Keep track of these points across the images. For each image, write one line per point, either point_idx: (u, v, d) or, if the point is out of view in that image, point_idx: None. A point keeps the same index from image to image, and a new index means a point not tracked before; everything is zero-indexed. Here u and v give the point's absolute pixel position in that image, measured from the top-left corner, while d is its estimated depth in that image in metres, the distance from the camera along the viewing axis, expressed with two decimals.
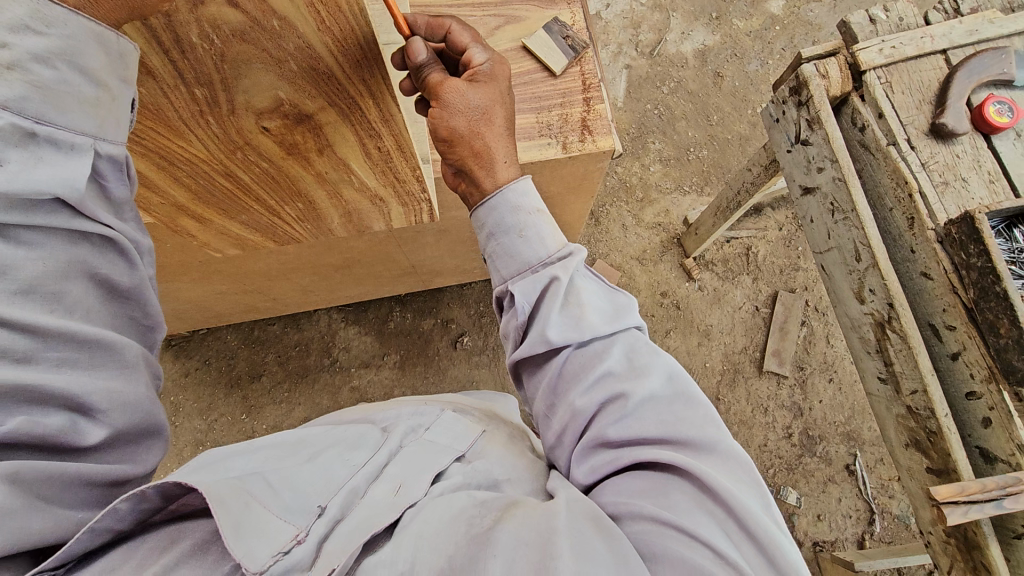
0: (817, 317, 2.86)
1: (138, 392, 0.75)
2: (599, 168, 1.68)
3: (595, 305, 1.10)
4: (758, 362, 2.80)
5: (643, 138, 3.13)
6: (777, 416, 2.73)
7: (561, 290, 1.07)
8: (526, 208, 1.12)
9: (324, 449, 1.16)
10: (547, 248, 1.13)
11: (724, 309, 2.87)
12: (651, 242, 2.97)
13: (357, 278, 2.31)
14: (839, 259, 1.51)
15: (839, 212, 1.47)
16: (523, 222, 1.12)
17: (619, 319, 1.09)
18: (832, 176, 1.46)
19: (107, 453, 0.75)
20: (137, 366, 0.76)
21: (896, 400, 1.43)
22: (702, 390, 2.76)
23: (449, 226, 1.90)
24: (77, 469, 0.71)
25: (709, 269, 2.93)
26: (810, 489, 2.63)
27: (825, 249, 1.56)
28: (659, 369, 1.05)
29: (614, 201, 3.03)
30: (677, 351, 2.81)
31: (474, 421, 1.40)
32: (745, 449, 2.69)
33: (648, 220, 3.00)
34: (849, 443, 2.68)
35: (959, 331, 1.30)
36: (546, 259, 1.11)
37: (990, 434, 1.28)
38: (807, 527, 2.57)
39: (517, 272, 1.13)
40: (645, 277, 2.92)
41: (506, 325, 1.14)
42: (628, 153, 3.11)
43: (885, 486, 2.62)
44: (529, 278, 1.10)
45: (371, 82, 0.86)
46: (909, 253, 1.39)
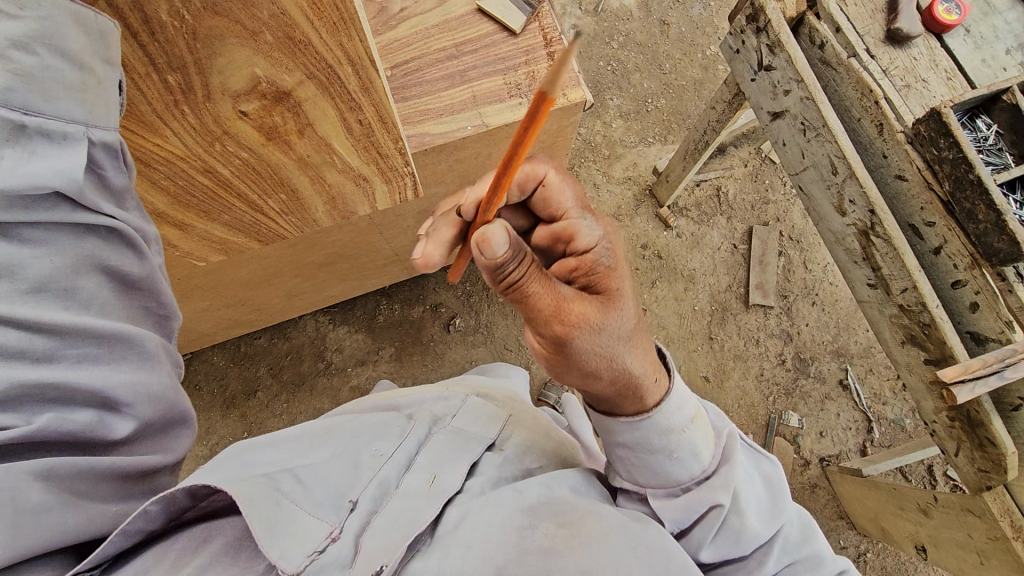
0: (792, 246, 2.95)
1: (160, 383, 0.79)
2: (571, 123, 1.70)
3: (751, 505, 1.11)
4: (744, 298, 2.88)
5: (601, 95, 3.13)
6: (769, 346, 2.82)
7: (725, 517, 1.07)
8: (680, 428, 1.07)
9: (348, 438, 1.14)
10: (701, 463, 1.10)
11: (703, 252, 2.93)
12: (624, 197, 2.99)
13: (341, 274, 2.28)
14: (815, 177, 1.56)
15: (810, 129, 1.50)
16: (676, 444, 1.07)
17: (770, 511, 1.13)
18: (799, 96, 1.49)
19: (138, 445, 0.79)
20: (157, 357, 0.80)
21: (887, 302, 1.49)
22: (695, 333, 2.82)
23: (430, 204, 1.89)
24: (111, 460, 0.75)
25: (684, 215, 2.98)
26: (810, 409, 2.74)
27: (801, 170, 1.60)
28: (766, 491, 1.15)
29: (582, 162, 3.04)
30: (666, 299, 2.86)
31: (502, 404, 1.37)
32: (743, 382, 2.77)
33: (618, 176, 3.02)
34: (839, 360, 2.80)
35: (939, 225, 1.35)
36: (704, 477, 1.10)
37: (978, 316, 1.34)
38: (812, 445, 2.69)
39: (667, 492, 1.11)
40: (623, 233, 2.95)
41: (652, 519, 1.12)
42: (589, 112, 3.11)
43: (878, 394, 2.75)
44: (685, 503, 1.09)
45: (348, 46, 0.84)
46: (881, 159, 1.43)
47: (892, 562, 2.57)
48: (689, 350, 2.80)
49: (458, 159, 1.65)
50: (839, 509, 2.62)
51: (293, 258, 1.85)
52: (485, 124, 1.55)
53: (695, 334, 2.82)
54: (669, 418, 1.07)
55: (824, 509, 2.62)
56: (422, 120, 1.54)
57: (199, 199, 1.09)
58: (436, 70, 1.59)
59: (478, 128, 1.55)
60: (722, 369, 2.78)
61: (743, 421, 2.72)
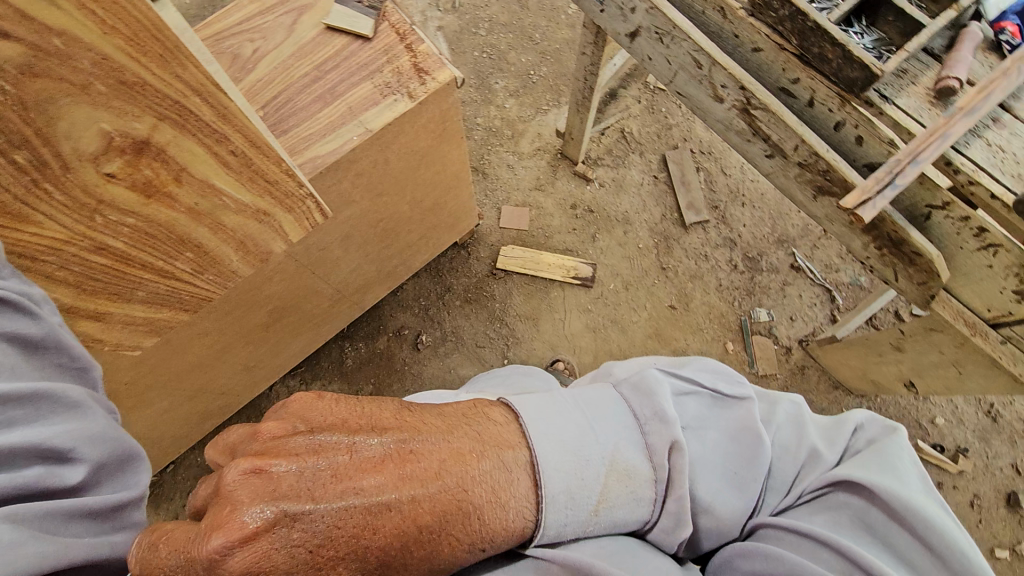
0: (706, 159, 3.09)
1: (97, 425, 0.99)
2: (452, 105, 1.73)
3: (724, 463, 1.17)
4: (680, 221, 2.98)
5: (486, 82, 3.21)
6: (718, 256, 2.92)
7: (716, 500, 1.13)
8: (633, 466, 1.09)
9: None
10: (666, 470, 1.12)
11: (629, 192, 3.02)
12: (540, 167, 3.06)
13: (292, 327, 2.25)
14: (686, 77, 1.68)
15: (665, 36, 1.64)
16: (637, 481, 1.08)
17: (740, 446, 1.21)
18: (645, 9, 1.64)
19: (98, 485, 0.98)
20: (85, 404, 1.00)
21: (788, 165, 1.58)
22: (648, 269, 2.90)
23: (349, 227, 1.91)
24: (73, 500, 0.92)
25: (600, 166, 3.07)
26: (774, 300, 2.85)
27: (672, 77, 1.73)
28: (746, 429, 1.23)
29: (490, 148, 3.09)
30: (610, 247, 2.93)
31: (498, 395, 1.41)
32: (707, 297, 2.86)
33: (528, 150, 3.08)
34: (784, 246, 2.93)
35: (803, 79, 1.50)
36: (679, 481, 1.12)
37: (866, 147, 1.45)
38: (787, 332, 2.79)
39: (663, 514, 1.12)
40: (550, 200, 3.01)
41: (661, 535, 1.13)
42: (480, 101, 3.18)
43: (829, 264, 2.89)
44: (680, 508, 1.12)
45: (187, 77, 0.86)
46: (732, 39, 1.59)
47: (895, 410, 2.69)
48: (648, 286, 2.88)
49: (356, 175, 1.67)
50: (831, 380, 2.73)
51: (238, 320, 1.86)
52: (370, 129, 1.57)
53: (648, 269, 2.90)
54: (578, 512, 1.05)
55: (819, 385, 2.73)
56: (309, 144, 1.55)
57: (103, 281, 1.04)
58: (309, 93, 1.61)
59: (365, 134, 1.56)
60: (683, 292, 2.87)
61: (718, 333, 2.81)
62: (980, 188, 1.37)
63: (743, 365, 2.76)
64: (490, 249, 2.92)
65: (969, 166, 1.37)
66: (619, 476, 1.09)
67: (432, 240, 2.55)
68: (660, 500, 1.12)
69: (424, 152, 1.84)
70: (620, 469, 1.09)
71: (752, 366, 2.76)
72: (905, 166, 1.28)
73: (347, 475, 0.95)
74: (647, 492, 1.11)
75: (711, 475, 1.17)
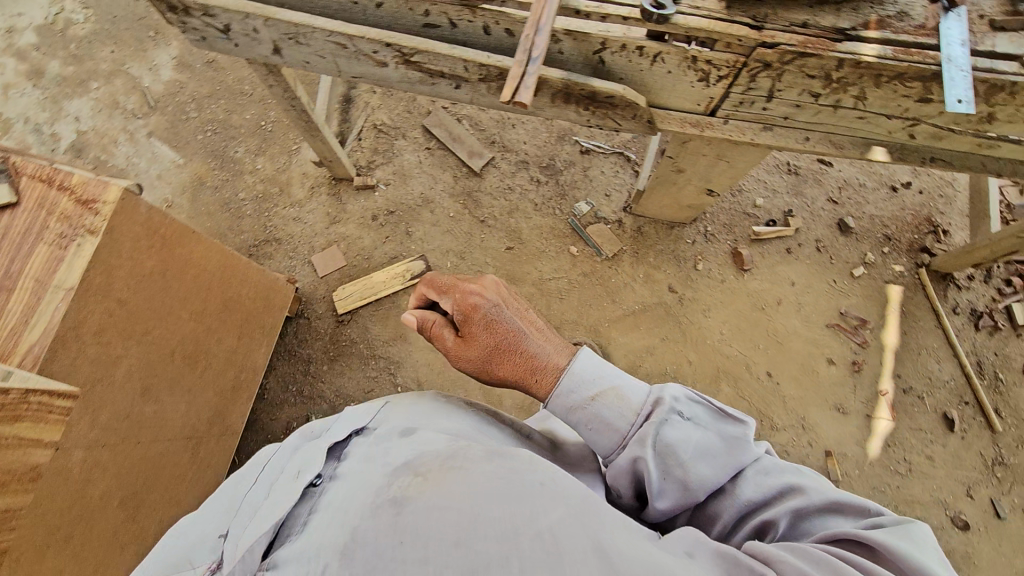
0: (461, 107, 3.14)
1: None
2: (150, 211, 1.63)
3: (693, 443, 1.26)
4: (472, 172, 3.02)
5: (225, 155, 3.03)
6: (521, 182, 3.01)
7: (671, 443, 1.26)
8: (616, 386, 1.37)
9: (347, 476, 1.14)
10: (635, 403, 1.34)
11: (414, 174, 3.01)
12: (323, 201, 2.96)
13: (167, 505, 2.05)
14: (344, 60, 1.69)
15: (300, 37, 1.62)
16: (610, 393, 1.36)
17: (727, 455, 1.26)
18: (264, 22, 1.59)
19: None
20: None
21: (475, 84, 1.67)
22: (471, 230, 2.94)
23: (139, 378, 1.77)
24: None
25: (375, 167, 3.02)
26: (586, 190, 3.00)
27: (334, 66, 1.72)
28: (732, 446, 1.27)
29: (267, 212, 2.94)
30: (428, 231, 2.93)
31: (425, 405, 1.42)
32: (533, 221, 2.95)
33: (302, 194, 2.97)
34: (566, 141, 3.08)
35: (432, 10, 1.55)
36: (641, 415, 1.32)
37: (516, 35, 1.56)
38: (611, 208, 2.96)
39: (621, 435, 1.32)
40: (351, 224, 2.94)
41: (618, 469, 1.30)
42: (230, 176, 3.00)
43: (608, 133, 3.08)
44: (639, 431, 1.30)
45: None
46: (354, 5, 1.58)
47: (725, 216, 2.94)
48: (480, 244, 2.92)
49: (93, 333, 1.55)
50: (666, 224, 2.93)
51: (93, 535, 1.71)
52: (67, 287, 1.42)
53: (471, 230, 2.94)
54: (580, 393, 1.38)
55: (659, 234, 2.93)
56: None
57: None
58: None
59: (70, 291, 1.43)
60: (511, 230, 2.94)
61: (559, 244, 2.92)
62: (612, 18, 1.49)
63: (594, 257, 2.90)
64: (324, 301, 2.82)
65: (592, 6, 1.48)
66: (611, 400, 1.34)
67: (253, 329, 2.41)
68: (638, 423, 1.31)
69: (157, 269, 1.73)
70: (617, 392, 1.35)
71: (601, 254, 2.90)
72: (539, 46, 1.34)
73: (532, 324, 1.58)
74: (631, 418, 1.32)
75: (701, 461, 1.24)
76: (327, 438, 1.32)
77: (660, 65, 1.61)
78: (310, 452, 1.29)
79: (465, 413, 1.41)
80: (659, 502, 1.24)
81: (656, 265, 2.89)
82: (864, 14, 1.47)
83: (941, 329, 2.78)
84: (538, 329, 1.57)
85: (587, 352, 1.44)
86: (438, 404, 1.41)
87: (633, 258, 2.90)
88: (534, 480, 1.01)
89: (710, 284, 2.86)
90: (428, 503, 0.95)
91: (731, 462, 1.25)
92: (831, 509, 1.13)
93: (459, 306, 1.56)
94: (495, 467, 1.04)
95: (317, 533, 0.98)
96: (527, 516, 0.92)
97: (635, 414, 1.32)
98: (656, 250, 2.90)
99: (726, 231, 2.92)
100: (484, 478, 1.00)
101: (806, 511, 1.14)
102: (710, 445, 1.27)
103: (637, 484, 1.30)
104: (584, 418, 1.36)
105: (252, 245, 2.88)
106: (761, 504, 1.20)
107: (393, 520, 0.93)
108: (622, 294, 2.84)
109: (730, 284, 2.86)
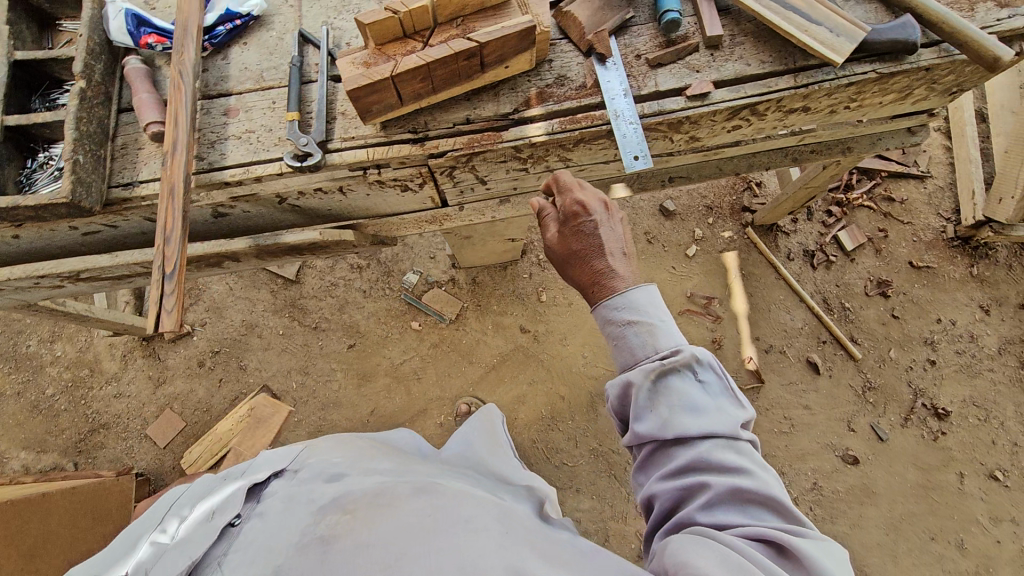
0: None
1: None
2: None
3: (698, 405, 0.99)
4: (289, 279, 2.84)
5: (19, 354, 2.75)
6: (342, 273, 2.87)
7: (672, 395, 1.00)
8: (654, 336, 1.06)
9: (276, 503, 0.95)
10: (657, 348, 1.04)
11: (230, 303, 2.81)
12: (141, 366, 2.73)
13: None
14: (13, 292, 1.48)
15: None
16: (645, 337, 1.06)
17: (724, 421, 0.98)
18: None
19: None
20: None
21: None
22: (306, 341, 2.77)
23: None
24: None
25: (186, 310, 2.80)
26: (410, 259, 2.89)
27: (8, 296, 1.51)
28: (725, 415, 0.99)
29: (83, 400, 2.68)
30: (261, 358, 2.74)
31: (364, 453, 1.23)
32: (367, 309, 2.81)
33: (117, 366, 2.73)
34: None
35: (77, 225, 1.36)
36: (660, 357, 1.03)
37: None
38: (440, 268, 2.85)
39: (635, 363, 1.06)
40: (179, 379, 2.72)
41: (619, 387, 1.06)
42: (31, 374, 2.72)
43: None
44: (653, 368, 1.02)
45: None
46: None
47: None
48: (319, 352, 2.76)
49: None
50: (499, 267, 2.86)
51: None
52: None
53: (306, 340, 2.77)
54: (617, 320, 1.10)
55: (495, 279, 2.85)
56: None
57: None
58: None
59: None
60: (347, 326, 2.79)
61: (400, 324, 2.79)
62: (267, 176, 1.34)
63: (438, 325, 2.78)
64: (175, 471, 2.61)
65: (239, 170, 1.33)
66: (643, 330, 1.06)
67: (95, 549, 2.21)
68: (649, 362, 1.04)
69: None
70: (656, 330, 1.06)
71: (444, 318, 2.78)
72: (174, 266, 1.24)
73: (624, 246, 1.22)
74: (647, 359, 1.04)
75: (693, 419, 0.98)
76: (247, 475, 1.09)
77: (352, 193, 1.49)
78: (230, 483, 1.03)
79: (382, 459, 1.19)
80: (637, 426, 1.02)
81: (502, 311, 2.79)
82: (523, 88, 1.38)
83: (781, 278, 2.82)
84: (622, 251, 1.20)
85: (649, 288, 1.13)
86: (368, 453, 1.21)
87: (477, 312, 2.80)
88: (459, 517, 0.87)
89: (559, 312, 2.79)
90: (355, 544, 0.79)
91: (719, 421, 0.97)
92: (775, 508, 0.91)
93: (561, 206, 1.26)
94: (434, 512, 0.90)
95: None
96: (454, 550, 0.79)
97: (664, 351, 1.04)
98: (497, 296, 2.82)
99: None
100: (411, 521, 0.85)
101: (751, 497, 0.91)
102: (707, 410, 0.99)
103: (621, 408, 1.08)
104: (613, 333, 1.10)
105: (77, 440, 2.62)
106: (708, 479, 0.94)
107: (317, 563, 0.77)
108: (477, 352, 2.74)
109: (577, 305, 2.80)
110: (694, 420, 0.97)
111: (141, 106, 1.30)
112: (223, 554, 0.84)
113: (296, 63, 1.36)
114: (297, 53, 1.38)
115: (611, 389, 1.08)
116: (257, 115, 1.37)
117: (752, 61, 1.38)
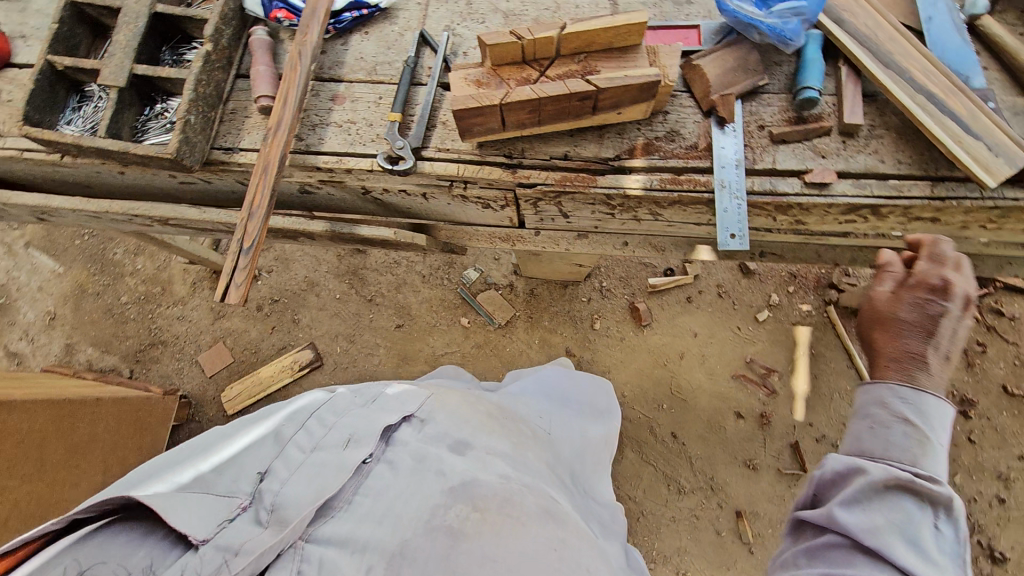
0: None
1: None
2: None
3: (918, 533, 0.96)
4: (357, 248, 2.90)
5: (106, 259, 2.96)
6: (407, 253, 2.89)
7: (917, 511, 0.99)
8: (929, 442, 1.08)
9: (406, 457, 1.07)
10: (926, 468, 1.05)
11: (298, 257, 2.91)
12: (207, 297, 2.89)
13: None
14: (108, 221, 1.57)
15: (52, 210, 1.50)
16: (920, 442, 1.08)
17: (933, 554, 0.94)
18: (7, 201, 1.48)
19: None
20: None
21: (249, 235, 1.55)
22: (358, 311, 2.83)
23: None
24: None
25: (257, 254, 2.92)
26: (474, 255, 2.88)
27: (106, 224, 1.61)
28: (936, 551, 0.95)
29: (151, 315, 2.87)
30: (314, 317, 2.83)
31: (495, 416, 1.33)
32: (422, 294, 2.84)
33: (186, 291, 2.90)
34: None
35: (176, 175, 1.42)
36: (916, 472, 1.04)
37: None
38: (502, 272, 2.83)
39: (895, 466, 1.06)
40: (237, 317, 2.86)
41: (847, 472, 1.07)
42: (112, 280, 2.93)
43: None
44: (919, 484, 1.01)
45: None
46: (98, 173, 1.46)
47: (620, 269, 2.82)
48: (369, 324, 2.81)
49: None
50: (560, 284, 2.80)
51: None
52: None
53: (359, 310, 2.83)
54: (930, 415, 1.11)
55: (553, 295, 2.79)
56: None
57: None
58: None
59: None
60: (400, 307, 2.82)
61: (450, 317, 2.80)
62: (357, 170, 1.34)
63: (486, 327, 2.77)
64: (215, 401, 2.76)
65: (333, 159, 1.33)
66: (914, 435, 1.08)
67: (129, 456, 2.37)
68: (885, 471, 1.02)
69: None
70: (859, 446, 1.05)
71: (494, 322, 2.76)
72: (253, 242, 1.25)
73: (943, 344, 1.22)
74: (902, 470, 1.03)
75: (900, 542, 0.95)
76: (381, 405, 1.21)
77: (435, 201, 1.48)
78: (370, 415, 1.16)
79: (504, 428, 1.28)
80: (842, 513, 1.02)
81: (552, 329, 2.74)
82: (631, 136, 1.31)
83: (854, 368, 2.62)
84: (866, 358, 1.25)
85: (949, 407, 1.13)
86: (485, 416, 1.28)
87: (527, 324, 2.76)
88: (561, 542, 0.96)
89: (609, 345, 2.71)
90: (482, 550, 0.88)
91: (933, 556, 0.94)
92: None
93: (921, 270, 1.27)
94: (539, 520, 0.98)
95: (362, 524, 0.95)
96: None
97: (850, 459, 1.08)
98: (551, 313, 2.77)
99: (622, 284, 2.79)
100: (529, 540, 0.92)
101: None
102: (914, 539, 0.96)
103: (829, 492, 1.09)
104: (880, 417, 1.14)
105: (137, 350, 2.81)
106: None
107: (443, 554, 0.88)
108: (518, 364, 2.71)
109: (629, 342, 2.71)
110: (899, 544, 0.95)
111: (257, 78, 1.33)
112: (356, 496, 1.01)
113: (410, 64, 1.34)
114: (413, 53, 1.36)
115: (834, 460, 1.10)
116: (361, 107, 1.36)
117: (888, 160, 1.24)
